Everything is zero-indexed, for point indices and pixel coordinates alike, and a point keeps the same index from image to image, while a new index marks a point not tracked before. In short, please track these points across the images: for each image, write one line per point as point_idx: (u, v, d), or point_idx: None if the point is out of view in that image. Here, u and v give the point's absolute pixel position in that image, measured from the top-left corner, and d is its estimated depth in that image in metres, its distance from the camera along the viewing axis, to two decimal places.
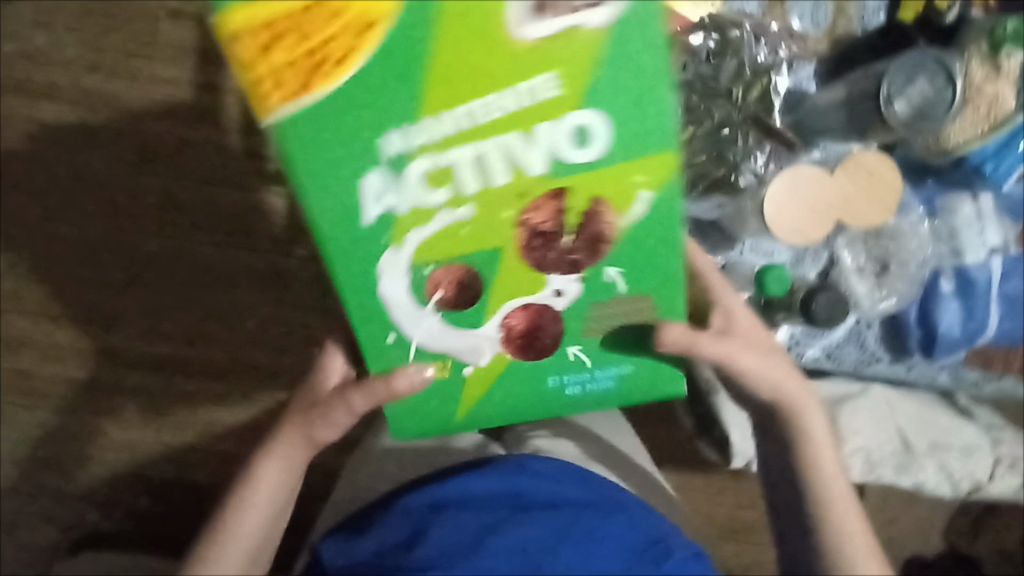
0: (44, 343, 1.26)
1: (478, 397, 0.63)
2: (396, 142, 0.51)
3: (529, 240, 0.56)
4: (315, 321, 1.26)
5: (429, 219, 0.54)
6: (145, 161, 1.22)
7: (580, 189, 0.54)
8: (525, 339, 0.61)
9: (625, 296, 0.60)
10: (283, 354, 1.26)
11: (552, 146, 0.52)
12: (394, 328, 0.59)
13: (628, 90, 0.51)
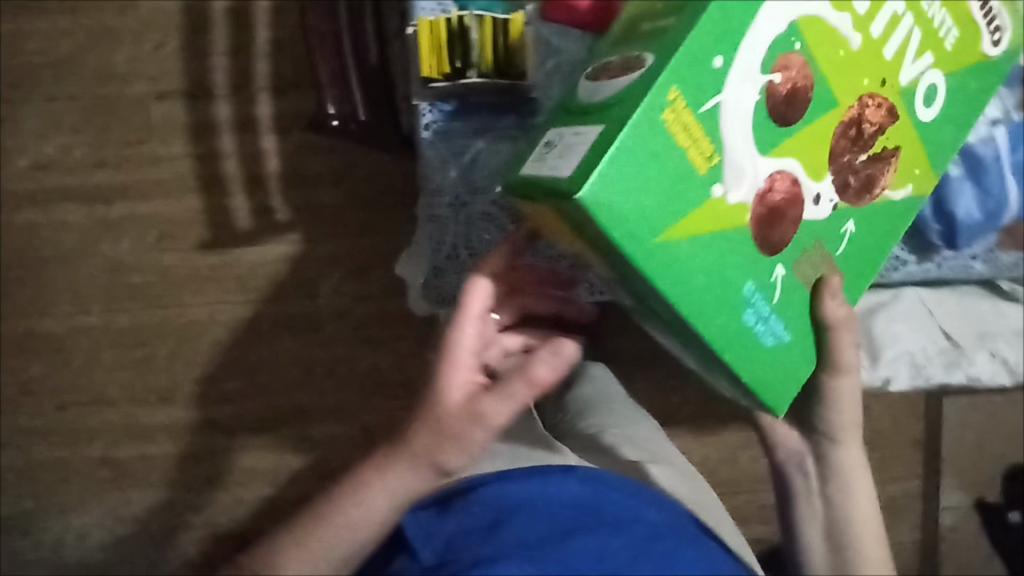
0: (112, 428, 1.33)
1: (678, 230, 0.52)
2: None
3: (847, 126, 0.59)
4: (353, 353, 1.32)
5: (838, 27, 0.57)
6: (164, 240, 1.29)
7: (899, 130, 0.62)
8: (767, 214, 0.56)
9: (835, 259, 0.62)
10: (331, 388, 1.33)
11: (921, 71, 0.62)
12: (723, 51, 0.52)
13: (971, 87, 0.65)
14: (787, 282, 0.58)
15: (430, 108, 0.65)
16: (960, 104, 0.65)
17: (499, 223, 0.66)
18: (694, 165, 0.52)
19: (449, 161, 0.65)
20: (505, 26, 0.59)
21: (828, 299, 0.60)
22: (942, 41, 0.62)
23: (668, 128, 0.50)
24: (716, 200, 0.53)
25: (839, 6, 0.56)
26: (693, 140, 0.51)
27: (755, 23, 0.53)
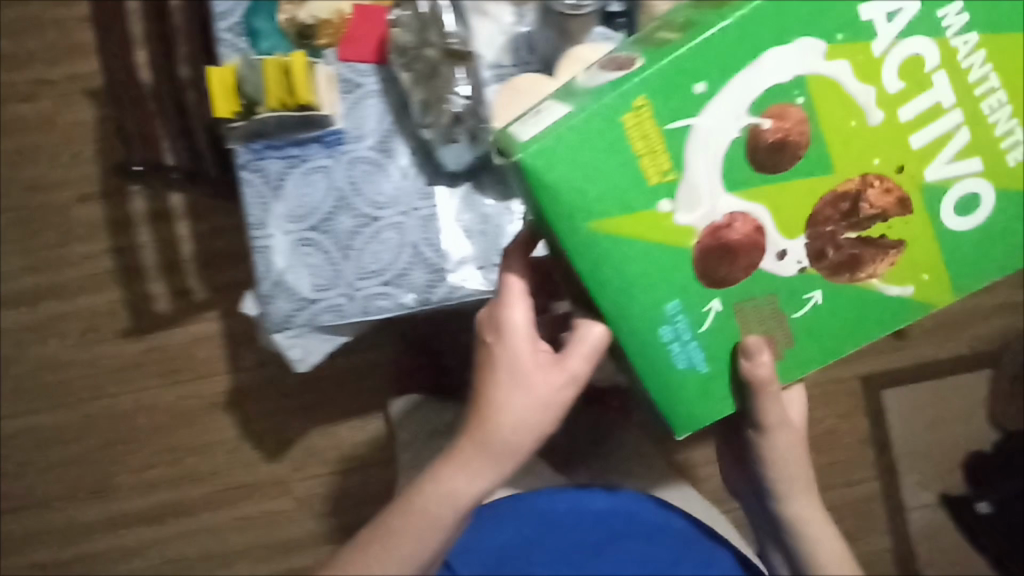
0: (49, 529, 1.33)
1: (611, 228, 0.51)
2: (951, 21, 0.50)
3: (839, 197, 0.53)
4: (280, 423, 1.32)
5: (862, 88, 0.51)
6: (87, 334, 1.33)
7: (904, 220, 0.54)
8: (719, 247, 0.53)
9: (788, 323, 0.57)
10: (261, 463, 1.32)
11: (949, 170, 0.53)
12: (711, 77, 0.49)
13: (1016, 210, 0.54)
14: (720, 319, 0.55)
15: (245, 150, 0.70)
16: (1004, 222, 0.55)
17: (321, 248, 0.70)
18: (645, 167, 0.50)
19: (267, 196, 0.70)
20: (285, 64, 0.64)
21: (751, 360, 0.56)
22: (989, 141, 0.53)
23: (627, 132, 0.48)
24: (662, 215, 0.51)
25: (863, 75, 0.51)
26: (646, 155, 0.50)
27: (756, 70, 0.49)
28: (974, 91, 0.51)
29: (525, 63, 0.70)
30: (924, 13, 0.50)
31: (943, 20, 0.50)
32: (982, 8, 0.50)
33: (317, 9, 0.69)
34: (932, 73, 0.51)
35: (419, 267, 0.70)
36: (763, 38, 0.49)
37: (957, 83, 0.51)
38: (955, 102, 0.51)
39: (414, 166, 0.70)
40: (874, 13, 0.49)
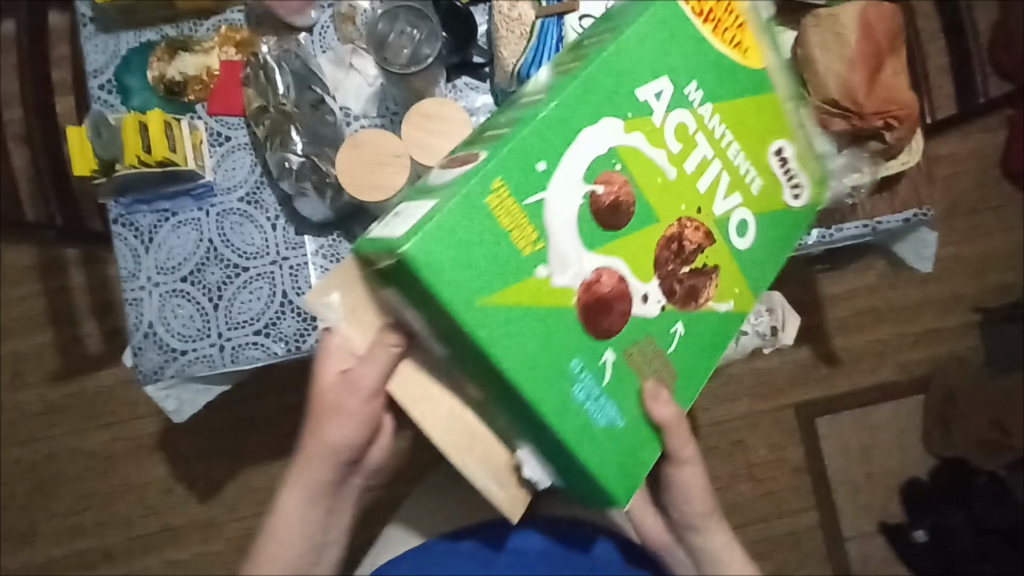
0: None
1: (498, 298, 0.44)
2: (693, 95, 0.51)
3: (668, 242, 0.50)
4: (213, 464, 1.31)
5: (646, 150, 0.49)
6: (19, 377, 1.32)
7: (717, 249, 0.53)
8: (598, 303, 0.47)
9: (667, 358, 0.52)
10: (194, 505, 1.31)
11: (727, 208, 0.53)
12: (550, 155, 0.46)
13: (780, 230, 0.56)
14: (619, 371, 0.49)
15: (115, 204, 0.70)
16: (771, 234, 0.55)
17: (191, 299, 0.70)
18: (519, 241, 0.45)
19: (137, 249, 0.71)
20: (141, 122, 0.65)
21: (655, 404, 0.50)
22: (748, 184, 0.54)
23: (493, 212, 0.44)
24: (542, 283, 0.46)
25: (654, 139, 0.50)
26: (514, 223, 0.45)
27: (576, 149, 0.47)
28: (725, 143, 0.52)
29: (393, 113, 0.72)
30: (676, 89, 0.50)
31: (688, 91, 0.51)
32: (716, 81, 0.52)
33: (186, 66, 0.71)
34: (696, 132, 0.51)
35: (290, 316, 0.71)
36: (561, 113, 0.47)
37: (711, 135, 0.52)
38: (717, 153, 0.52)
39: (283, 217, 0.71)
40: (644, 92, 0.49)
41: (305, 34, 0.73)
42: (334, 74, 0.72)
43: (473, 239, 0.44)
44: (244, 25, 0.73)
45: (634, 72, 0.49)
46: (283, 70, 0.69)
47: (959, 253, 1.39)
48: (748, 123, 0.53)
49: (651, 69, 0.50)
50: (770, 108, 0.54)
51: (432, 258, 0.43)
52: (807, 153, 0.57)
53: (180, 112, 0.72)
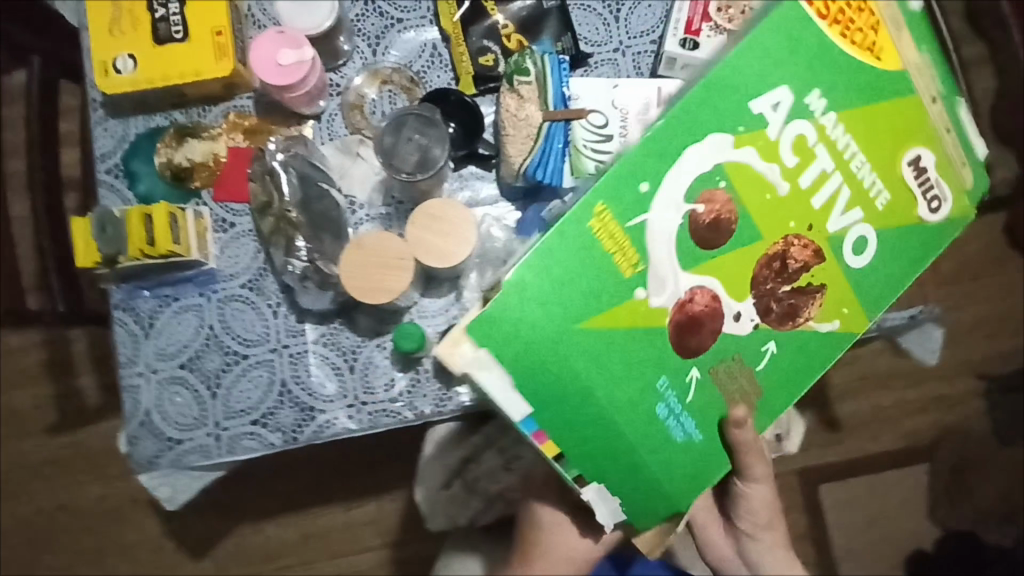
0: None
1: (594, 329, 0.52)
2: (816, 105, 0.53)
3: (770, 261, 0.55)
4: (206, 521, 1.28)
5: (758, 166, 0.53)
6: (16, 429, 1.31)
7: (825, 268, 0.56)
8: (689, 322, 0.54)
9: (756, 377, 0.57)
10: (187, 562, 1.28)
11: (847, 223, 0.55)
12: (655, 182, 0.52)
13: (906, 246, 0.57)
14: (701, 389, 0.55)
15: (118, 290, 0.70)
16: (895, 258, 0.58)
17: (191, 387, 0.70)
18: (619, 262, 0.52)
19: (138, 334, 0.70)
20: (145, 216, 0.66)
21: (735, 426, 0.56)
22: (872, 195, 0.55)
23: (596, 237, 0.51)
24: (639, 304, 0.53)
25: (767, 155, 0.53)
26: (618, 247, 0.52)
27: (692, 162, 0.52)
28: (847, 156, 0.54)
29: (399, 202, 0.72)
30: (796, 97, 0.53)
31: (811, 99, 0.53)
32: (838, 84, 0.53)
33: (193, 151, 0.72)
34: (815, 145, 0.53)
35: (287, 406, 0.70)
36: (692, 119, 0.52)
37: (835, 151, 0.54)
38: (837, 168, 0.54)
39: (284, 305, 0.71)
40: (761, 105, 0.52)
41: (312, 122, 0.73)
42: (342, 162, 0.72)
43: (589, 262, 0.51)
44: (250, 109, 0.73)
45: (753, 89, 0.52)
46: (288, 171, 0.69)
47: (966, 318, 1.38)
48: (881, 126, 0.54)
49: (779, 82, 0.52)
50: (922, 113, 0.55)
51: (536, 295, 0.51)
52: (953, 163, 0.57)
53: (185, 197, 0.72)
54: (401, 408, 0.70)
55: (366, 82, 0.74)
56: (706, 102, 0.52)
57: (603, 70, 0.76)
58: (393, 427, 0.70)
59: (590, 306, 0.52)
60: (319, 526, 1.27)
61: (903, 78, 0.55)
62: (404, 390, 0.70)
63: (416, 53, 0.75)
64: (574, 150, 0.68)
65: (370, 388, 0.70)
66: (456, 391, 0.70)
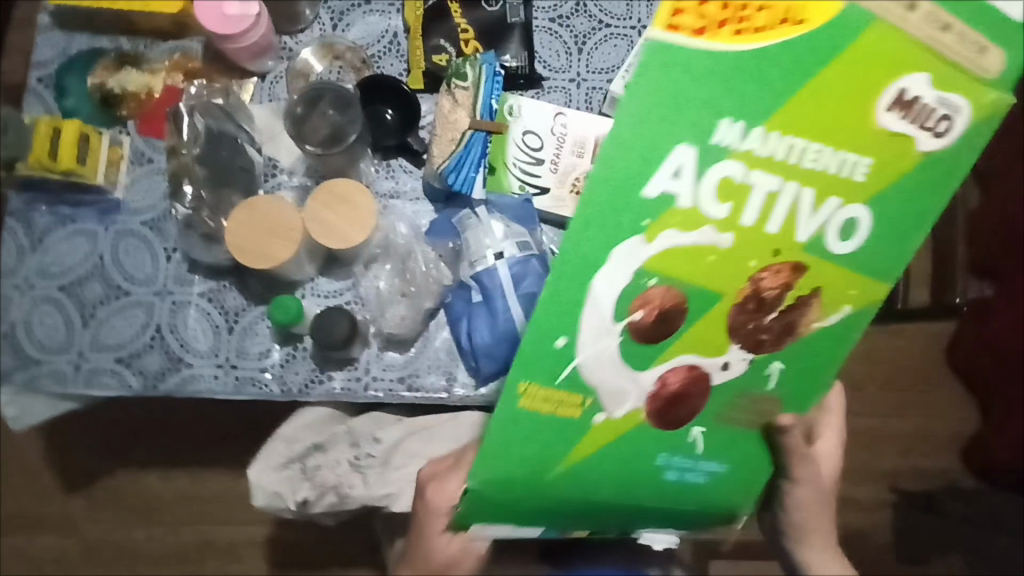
0: None
1: (570, 461, 0.47)
2: (730, 133, 0.42)
3: (741, 301, 0.46)
4: (87, 458, 1.21)
5: (694, 223, 0.44)
6: None
7: (814, 273, 0.46)
8: (666, 405, 0.47)
9: (769, 399, 0.49)
10: (56, 496, 1.22)
11: (827, 221, 0.44)
12: (571, 332, 0.44)
13: (928, 189, 0.44)
14: (710, 437, 0.48)
15: (19, 199, 0.70)
16: (931, 203, 0.44)
17: (63, 310, 0.68)
18: (566, 415, 0.46)
19: (26, 247, 0.69)
20: (51, 130, 0.65)
21: (779, 430, 0.50)
22: (852, 183, 0.43)
23: (534, 408, 0.45)
24: (605, 423, 0.46)
25: (690, 223, 0.44)
26: (558, 405, 0.45)
27: (613, 261, 0.44)
28: (793, 164, 0.43)
29: (319, 176, 0.70)
30: (698, 147, 0.42)
31: (720, 127, 0.42)
32: (718, 94, 0.41)
33: (128, 80, 0.72)
34: (746, 178, 0.43)
35: (156, 352, 0.69)
36: (580, 242, 0.43)
37: (769, 161, 0.43)
38: (785, 179, 0.43)
39: (179, 251, 0.70)
40: (655, 184, 0.43)
41: (256, 78, 0.73)
42: (271, 124, 0.71)
43: (534, 408, 0.46)
44: (196, 52, 0.73)
45: (633, 158, 0.42)
46: (195, 117, 0.69)
47: None
48: (821, 112, 0.42)
49: (666, 143, 0.42)
50: (882, 41, 0.41)
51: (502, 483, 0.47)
52: (959, 67, 0.41)
53: (108, 123, 0.71)
54: (270, 381, 0.68)
55: (316, 55, 0.74)
56: (590, 207, 0.43)
57: (553, 96, 0.76)
58: (257, 397, 0.69)
59: (549, 436, 0.46)
60: (200, 489, 1.21)
61: (835, 29, 0.41)
62: (277, 363, 0.69)
63: (376, 37, 0.75)
64: (496, 164, 0.69)
65: (242, 352, 0.69)
66: (327, 376, 0.68)
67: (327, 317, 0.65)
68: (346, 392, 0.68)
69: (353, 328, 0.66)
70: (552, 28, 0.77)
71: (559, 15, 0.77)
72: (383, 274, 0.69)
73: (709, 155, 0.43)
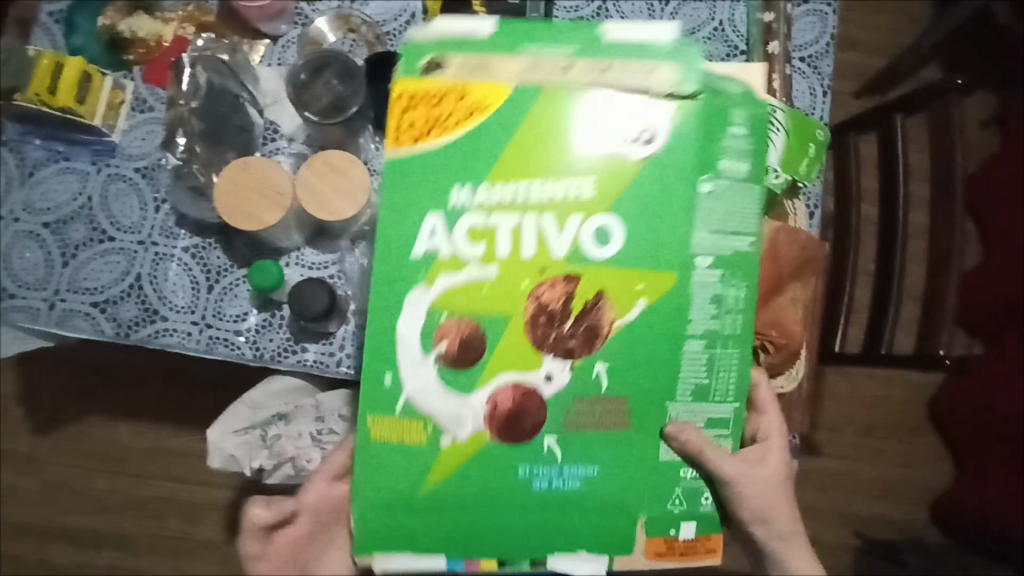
0: None
1: (434, 484, 0.53)
2: (466, 194, 0.53)
3: (534, 318, 0.53)
4: (58, 401, 1.21)
5: (462, 265, 0.53)
6: None
7: (590, 279, 0.53)
8: (504, 419, 0.53)
9: (608, 400, 0.54)
10: (24, 434, 1.21)
11: (576, 238, 0.53)
12: (395, 368, 0.53)
13: (659, 184, 0.53)
14: (564, 445, 0.53)
15: (14, 129, 0.69)
16: (668, 191, 0.53)
17: (45, 247, 0.68)
18: (413, 441, 0.53)
19: (16, 179, 0.69)
20: (54, 66, 0.65)
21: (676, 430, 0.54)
22: (580, 205, 0.53)
23: (382, 441, 0.53)
24: (452, 446, 0.53)
25: (457, 264, 0.53)
26: (401, 432, 0.53)
27: (409, 309, 0.53)
28: (527, 206, 0.53)
29: (317, 146, 0.70)
30: (444, 209, 0.53)
31: (456, 195, 0.53)
32: (437, 168, 0.53)
33: (139, 26, 0.72)
34: (489, 222, 0.53)
35: (133, 300, 0.68)
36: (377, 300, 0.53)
37: (514, 200, 0.53)
38: (523, 213, 0.53)
39: (168, 203, 0.69)
40: (421, 244, 0.53)
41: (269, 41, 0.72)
42: (277, 89, 0.70)
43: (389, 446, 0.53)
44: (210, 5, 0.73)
45: (392, 238, 0.53)
46: (195, 69, 0.67)
47: None
48: (534, 145, 0.53)
49: (416, 210, 0.53)
50: (563, 99, 0.53)
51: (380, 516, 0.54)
52: (643, 87, 0.53)
53: (114, 65, 0.71)
54: (244, 344, 0.68)
55: (331, 25, 0.73)
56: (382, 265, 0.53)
57: None
58: (228, 359, 0.68)
59: (406, 463, 0.53)
60: (168, 446, 1.20)
61: (518, 99, 0.53)
62: (253, 328, 0.68)
63: (394, 15, 0.75)
64: None
65: (220, 312, 0.68)
66: (301, 348, 0.68)
67: (308, 288, 0.64)
68: (319, 366, 0.67)
69: (333, 303, 0.65)
70: None
71: (580, 17, 0.78)
72: (368, 253, 0.69)
73: (468, 211, 0.53)
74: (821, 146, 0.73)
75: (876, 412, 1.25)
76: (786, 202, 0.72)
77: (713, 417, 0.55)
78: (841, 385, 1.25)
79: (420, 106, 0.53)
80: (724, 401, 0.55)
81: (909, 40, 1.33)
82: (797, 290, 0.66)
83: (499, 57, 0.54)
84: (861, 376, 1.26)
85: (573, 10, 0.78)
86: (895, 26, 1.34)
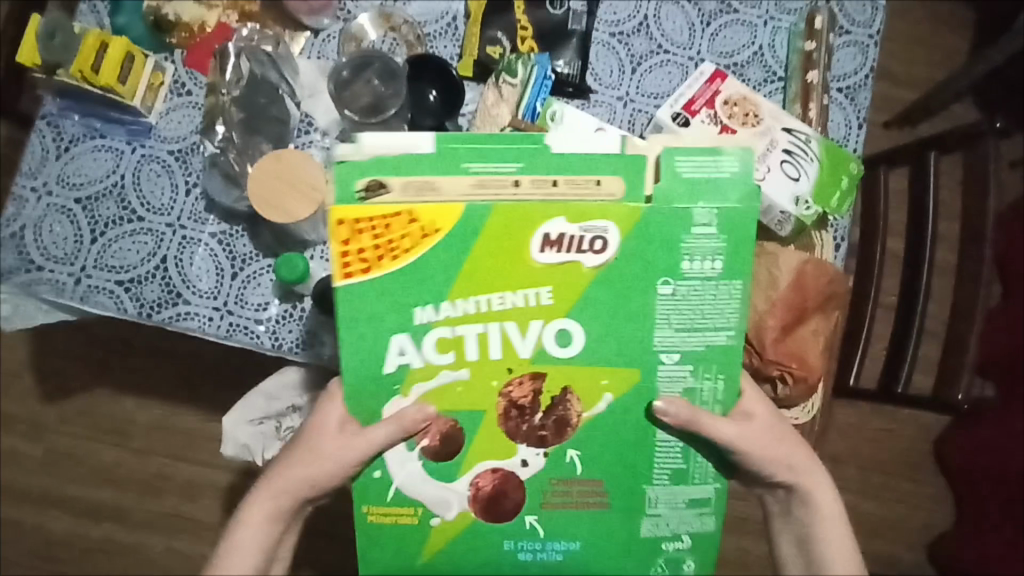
0: None
1: (428, 556, 0.54)
2: (431, 316, 0.50)
3: (506, 414, 0.51)
4: (70, 370, 1.22)
5: (434, 375, 0.51)
6: None
7: (554, 376, 0.51)
8: (487, 504, 0.52)
9: (585, 483, 0.53)
10: (33, 401, 1.22)
11: (540, 340, 0.51)
12: (383, 465, 0.52)
13: (624, 287, 0.50)
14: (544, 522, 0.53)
15: (53, 103, 0.70)
16: (635, 292, 0.50)
17: (75, 222, 0.68)
18: (408, 524, 0.53)
19: (51, 153, 0.69)
20: (99, 46, 0.66)
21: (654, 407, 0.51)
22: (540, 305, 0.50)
23: (376, 524, 0.53)
24: (441, 529, 0.53)
25: (428, 375, 0.51)
26: (394, 518, 0.53)
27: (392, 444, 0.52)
28: (493, 321, 0.50)
29: None
30: (409, 333, 0.50)
31: (423, 314, 0.50)
32: (387, 289, 0.49)
33: (184, 10, 0.72)
34: (459, 334, 0.50)
35: (157, 281, 0.68)
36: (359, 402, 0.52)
37: (479, 312, 0.50)
38: (489, 323, 0.50)
39: (199, 188, 0.69)
40: (391, 363, 0.51)
41: (308, 35, 0.73)
42: (315, 82, 0.70)
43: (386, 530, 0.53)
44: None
45: (360, 363, 0.51)
46: (240, 59, 0.68)
47: None
48: (491, 261, 0.49)
49: (383, 329, 0.50)
50: (501, 215, 0.48)
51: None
52: (583, 205, 0.48)
53: (158, 47, 0.72)
54: (264, 335, 0.68)
55: (373, 23, 0.73)
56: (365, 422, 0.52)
57: (598, 111, 0.76)
58: (246, 347, 0.68)
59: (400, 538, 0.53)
60: (174, 424, 1.21)
61: (460, 232, 0.49)
62: (274, 318, 0.68)
63: (435, 17, 0.75)
64: None
65: (241, 300, 0.69)
66: (318, 342, 0.68)
67: None
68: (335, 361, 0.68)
69: None
70: (611, 43, 0.77)
71: (621, 32, 0.78)
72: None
73: (431, 334, 0.50)
74: (855, 180, 0.72)
75: (883, 447, 1.24)
76: (814, 232, 0.72)
77: (695, 497, 0.54)
78: (850, 418, 1.24)
79: (366, 237, 0.48)
80: (703, 481, 0.53)
81: (944, 76, 1.32)
82: (819, 323, 0.66)
83: (443, 176, 0.49)
84: (870, 409, 1.25)
85: (614, 24, 0.78)
86: (931, 60, 1.33)
